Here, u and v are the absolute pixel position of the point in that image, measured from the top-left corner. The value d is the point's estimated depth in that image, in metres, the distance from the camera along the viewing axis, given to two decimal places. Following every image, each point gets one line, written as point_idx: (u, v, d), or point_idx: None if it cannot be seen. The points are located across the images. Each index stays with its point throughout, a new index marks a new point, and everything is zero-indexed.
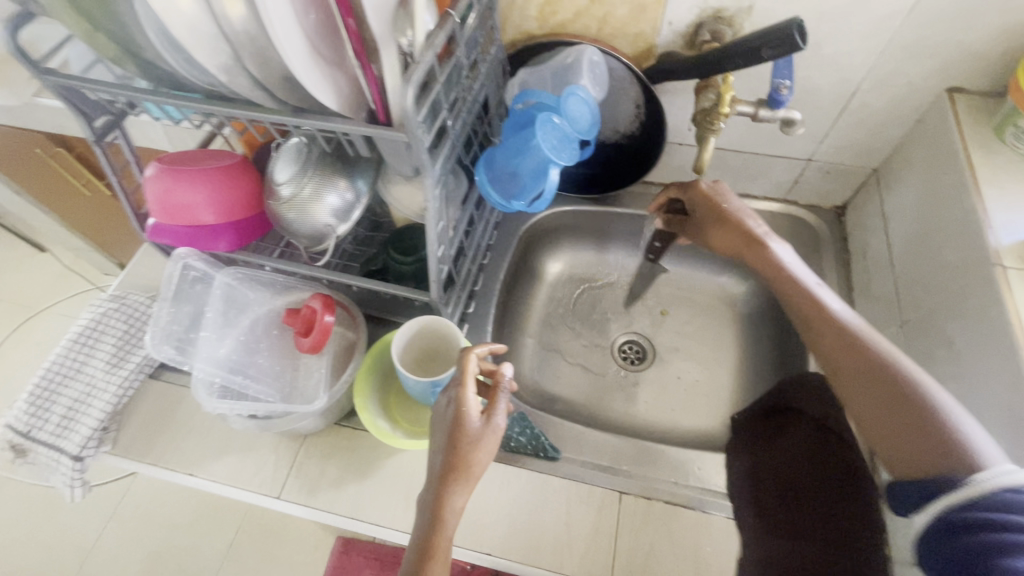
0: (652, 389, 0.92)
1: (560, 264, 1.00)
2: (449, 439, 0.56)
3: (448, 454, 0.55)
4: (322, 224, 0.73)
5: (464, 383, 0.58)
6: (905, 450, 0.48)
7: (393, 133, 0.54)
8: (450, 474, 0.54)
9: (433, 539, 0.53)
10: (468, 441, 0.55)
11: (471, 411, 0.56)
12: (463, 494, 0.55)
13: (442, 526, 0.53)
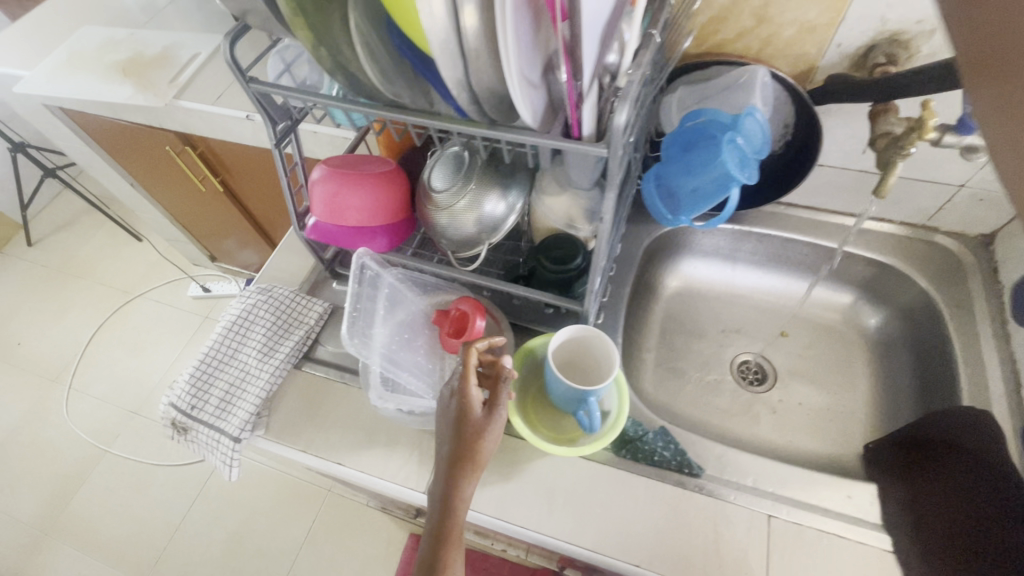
0: (775, 410, 0.91)
1: (678, 281, 1.01)
2: (456, 432, 0.62)
3: (457, 444, 0.61)
4: (473, 231, 0.76)
5: (470, 376, 0.62)
6: None
7: (588, 148, 0.55)
8: (459, 463, 0.61)
9: (450, 523, 0.61)
10: (474, 433, 0.61)
11: (474, 403, 0.62)
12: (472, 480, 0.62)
13: (453, 509, 0.61)
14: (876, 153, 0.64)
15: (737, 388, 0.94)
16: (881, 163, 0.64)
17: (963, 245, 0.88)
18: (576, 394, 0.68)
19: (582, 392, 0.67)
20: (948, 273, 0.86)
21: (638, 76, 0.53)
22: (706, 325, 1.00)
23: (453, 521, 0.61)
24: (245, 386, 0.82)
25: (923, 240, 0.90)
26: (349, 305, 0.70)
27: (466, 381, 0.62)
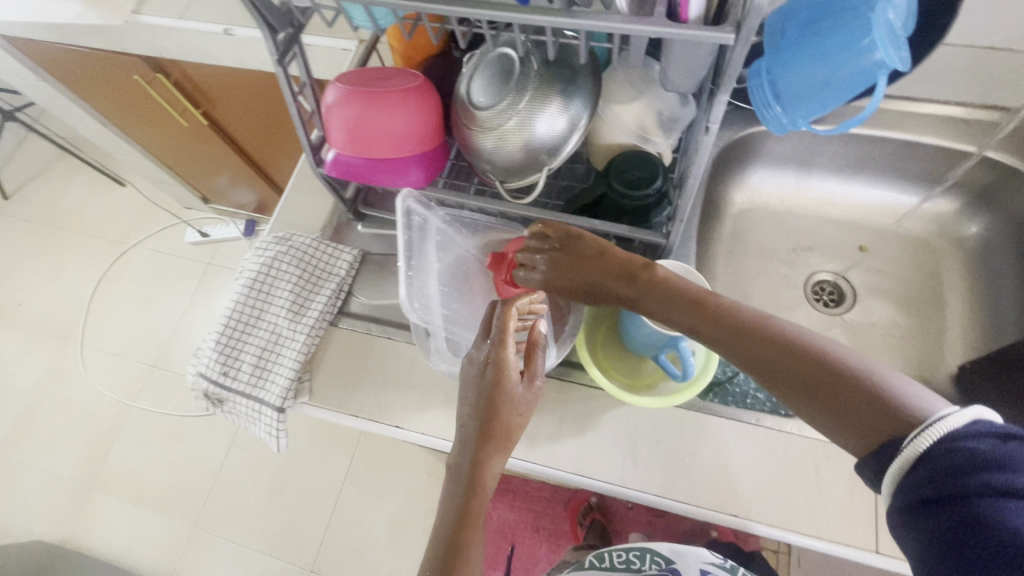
0: (856, 333, 0.83)
1: (744, 198, 0.89)
2: (485, 401, 0.54)
3: (487, 417, 0.54)
4: (528, 155, 0.63)
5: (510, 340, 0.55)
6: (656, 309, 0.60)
7: (703, 36, 0.42)
8: (484, 438, 0.54)
9: (474, 506, 0.53)
10: (507, 406, 0.54)
11: (511, 370, 0.54)
12: (500, 459, 0.55)
13: (480, 492, 0.53)
14: None
15: (813, 312, 0.85)
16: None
17: None
18: (666, 340, 0.60)
19: (672, 337, 0.59)
20: None
21: None
22: (776, 244, 0.89)
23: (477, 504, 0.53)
24: (280, 351, 0.73)
25: None
26: (403, 258, 0.63)
27: (507, 347, 0.55)
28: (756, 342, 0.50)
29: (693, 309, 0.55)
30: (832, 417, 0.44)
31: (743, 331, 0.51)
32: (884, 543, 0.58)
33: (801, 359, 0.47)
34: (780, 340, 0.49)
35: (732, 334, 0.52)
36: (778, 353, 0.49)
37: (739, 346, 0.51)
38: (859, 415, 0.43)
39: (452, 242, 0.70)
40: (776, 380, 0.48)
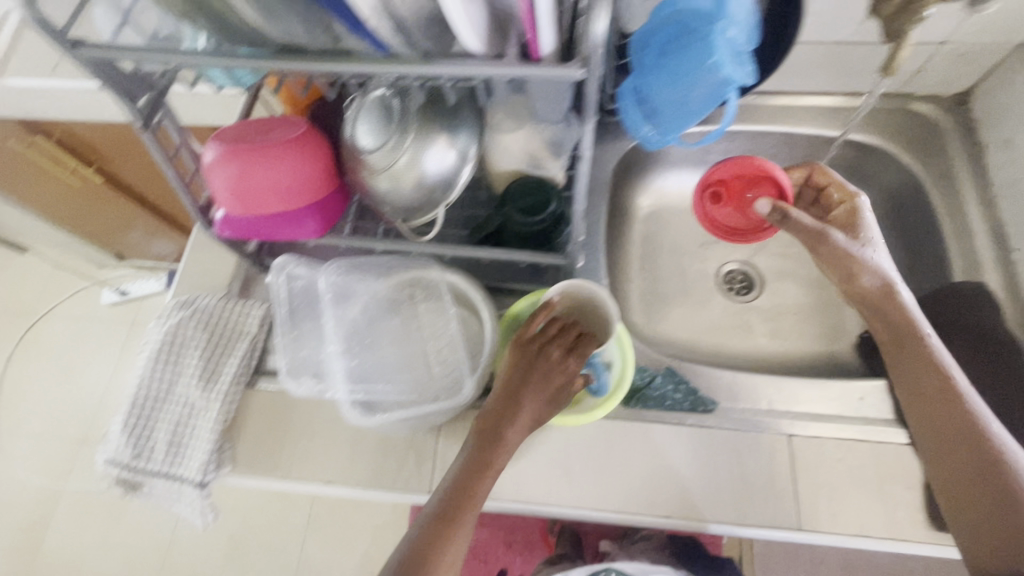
0: (767, 317, 0.88)
1: (650, 200, 0.93)
2: (501, 412, 0.59)
3: (541, 415, 0.61)
4: (424, 192, 0.63)
5: (559, 343, 0.62)
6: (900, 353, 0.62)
7: (556, 72, 0.43)
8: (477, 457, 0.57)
9: (450, 531, 0.54)
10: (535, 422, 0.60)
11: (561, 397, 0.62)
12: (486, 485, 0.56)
13: (461, 513, 0.54)
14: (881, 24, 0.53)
15: (727, 301, 0.89)
16: (890, 32, 0.52)
17: (938, 109, 0.83)
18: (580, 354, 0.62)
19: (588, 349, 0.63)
20: (927, 142, 0.82)
21: None
22: (686, 241, 0.93)
23: (456, 524, 0.54)
24: (194, 423, 0.70)
25: (900, 108, 0.83)
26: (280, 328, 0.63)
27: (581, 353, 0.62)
28: (956, 414, 0.57)
29: (915, 363, 0.60)
30: (951, 505, 0.55)
31: (940, 400, 0.58)
32: (805, 519, 0.62)
33: (981, 439, 0.55)
34: (983, 429, 0.55)
35: (956, 419, 0.56)
36: (969, 445, 0.55)
37: (944, 425, 0.57)
38: (988, 531, 0.52)
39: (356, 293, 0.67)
40: (941, 459, 0.57)
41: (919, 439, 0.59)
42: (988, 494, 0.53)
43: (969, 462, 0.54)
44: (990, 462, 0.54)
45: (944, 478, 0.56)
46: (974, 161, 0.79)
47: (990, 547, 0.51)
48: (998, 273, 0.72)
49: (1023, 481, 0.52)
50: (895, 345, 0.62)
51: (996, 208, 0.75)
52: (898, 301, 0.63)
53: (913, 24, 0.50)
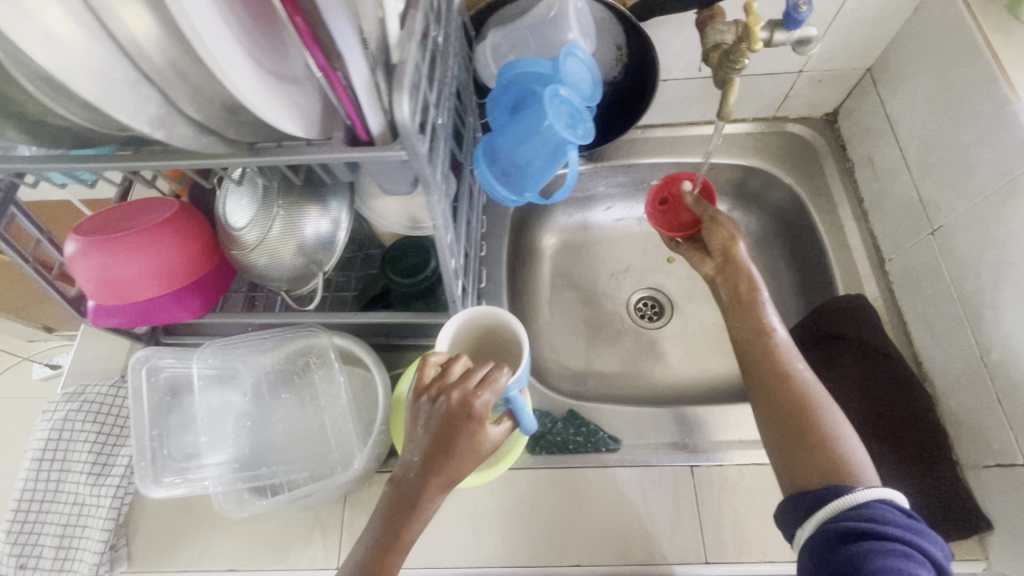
0: (678, 341, 0.90)
1: (556, 237, 0.94)
2: (415, 478, 0.49)
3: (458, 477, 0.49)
4: (300, 263, 0.63)
5: (459, 385, 0.48)
6: (742, 308, 0.63)
7: (383, 152, 0.43)
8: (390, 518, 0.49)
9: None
10: (459, 470, 0.48)
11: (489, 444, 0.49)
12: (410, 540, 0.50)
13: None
14: (711, 73, 0.55)
15: (639, 330, 0.91)
16: (719, 81, 0.54)
17: (811, 130, 0.87)
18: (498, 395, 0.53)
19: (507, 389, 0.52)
20: (804, 161, 0.86)
21: (411, 52, 0.40)
22: (596, 274, 0.94)
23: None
24: (85, 523, 0.66)
25: (777, 131, 0.88)
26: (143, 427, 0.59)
27: (489, 390, 0.48)
28: (778, 369, 0.58)
29: (750, 321, 0.62)
30: (777, 442, 0.55)
31: (767, 364, 0.59)
32: (710, 549, 0.63)
33: (802, 402, 0.56)
34: (798, 376, 0.57)
35: (771, 355, 0.59)
36: (780, 378, 0.57)
37: (764, 365, 0.59)
38: (802, 457, 0.53)
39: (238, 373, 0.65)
40: (766, 402, 0.57)
41: (748, 381, 0.60)
42: (802, 419, 0.55)
43: (789, 392, 0.56)
44: (806, 397, 0.56)
45: (762, 416, 0.57)
46: (847, 177, 0.83)
47: (798, 474, 0.53)
48: (875, 284, 0.75)
49: (833, 418, 0.54)
50: (730, 302, 0.66)
51: (870, 220, 0.79)
52: (740, 270, 0.66)
53: (735, 73, 0.52)
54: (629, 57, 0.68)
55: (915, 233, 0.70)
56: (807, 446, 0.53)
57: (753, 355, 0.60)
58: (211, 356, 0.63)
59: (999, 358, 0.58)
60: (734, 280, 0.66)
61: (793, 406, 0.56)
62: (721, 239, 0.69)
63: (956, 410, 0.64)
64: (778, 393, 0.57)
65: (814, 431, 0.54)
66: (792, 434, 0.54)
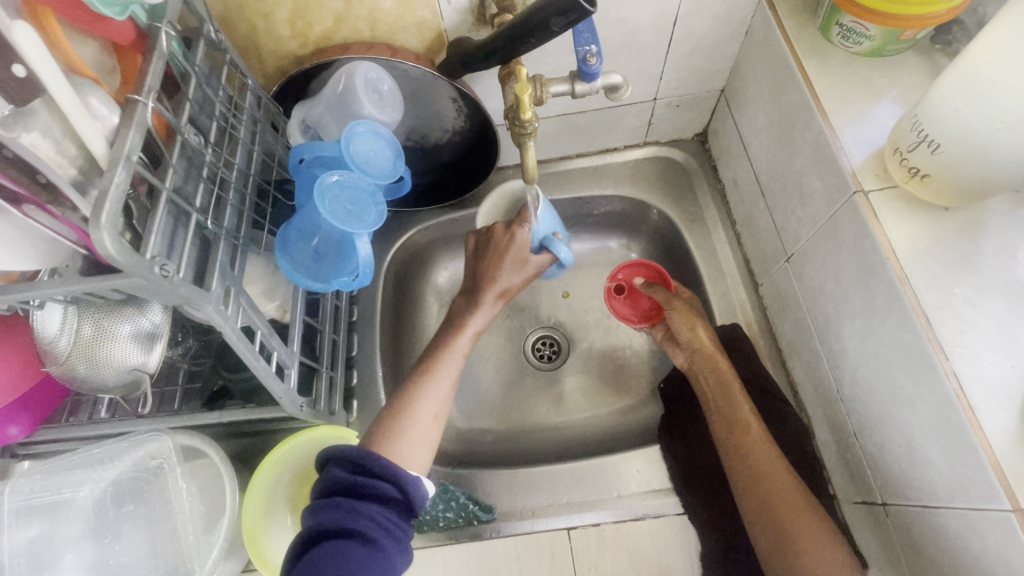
0: (577, 384, 0.82)
1: (443, 288, 0.88)
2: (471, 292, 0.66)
3: (508, 286, 0.66)
4: (125, 369, 0.57)
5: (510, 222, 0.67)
6: (721, 401, 0.62)
7: (120, 282, 0.39)
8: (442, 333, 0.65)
9: (426, 386, 0.60)
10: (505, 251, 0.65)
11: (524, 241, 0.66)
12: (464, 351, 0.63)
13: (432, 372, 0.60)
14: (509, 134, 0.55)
15: (536, 376, 0.83)
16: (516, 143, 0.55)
17: (684, 153, 0.85)
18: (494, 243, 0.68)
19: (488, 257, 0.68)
20: (679, 186, 0.83)
21: (122, 176, 0.37)
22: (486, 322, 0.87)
23: (432, 379, 0.60)
24: None
25: (650, 157, 0.85)
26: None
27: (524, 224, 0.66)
28: (767, 473, 0.56)
29: (731, 420, 0.61)
30: (767, 549, 0.53)
31: (756, 467, 0.57)
32: None
33: (793, 508, 0.53)
34: (788, 480, 0.55)
35: (762, 458, 0.57)
36: (772, 484, 0.55)
37: (751, 467, 0.57)
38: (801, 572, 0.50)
39: (68, 495, 0.61)
40: (756, 506, 0.55)
41: (738, 486, 0.57)
42: (792, 525, 0.52)
43: (777, 497, 0.54)
44: (796, 500, 0.54)
45: (753, 521, 0.55)
46: (721, 199, 0.81)
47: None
48: (750, 311, 0.73)
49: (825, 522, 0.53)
50: (713, 394, 0.63)
51: (743, 244, 0.77)
52: (712, 361, 0.65)
53: (527, 138, 0.53)
54: (467, 107, 0.65)
55: (774, 259, 0.68)
56: (803, 557, 0.51)
57: (739, 455, 0.58)
58: (27, 486, 0.60)
59: (851, 392, 0.56)
60: (709, 371, 0.65)
61: (786, 513, 0.53)
62: (684, 325, 0.68)
63: (825, 441, 0.62)
64: (771, 499, 0.54)
65: (809, 541, 0.51)
66: (789, 544, 0.52)
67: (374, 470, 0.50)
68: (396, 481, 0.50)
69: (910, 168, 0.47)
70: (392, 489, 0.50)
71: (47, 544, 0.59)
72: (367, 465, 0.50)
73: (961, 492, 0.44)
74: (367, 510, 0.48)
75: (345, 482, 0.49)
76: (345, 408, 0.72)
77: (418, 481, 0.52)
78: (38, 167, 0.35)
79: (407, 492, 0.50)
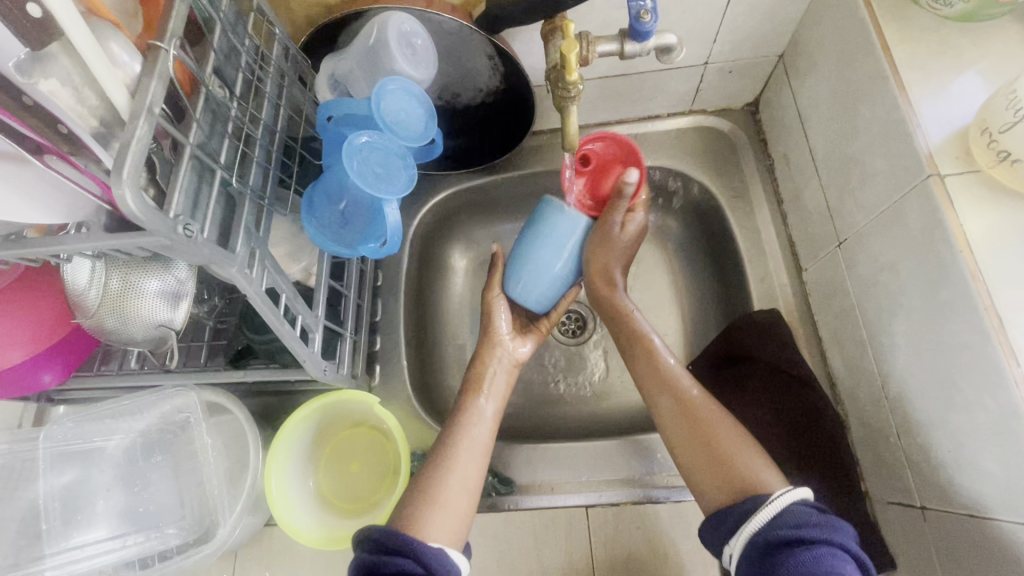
0: (602, 361, 0.80)
1: (468, 257, 0.86)
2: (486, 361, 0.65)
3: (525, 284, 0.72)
4: (150, 324, 0.57)
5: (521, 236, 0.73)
6: (619, 313, 0.64)
7: (140, 238, 0.38)
8: (461, 408, 0.62)
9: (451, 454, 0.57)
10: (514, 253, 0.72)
11: None
12: (486, 430, 0.60)
13: (450, 448, 0.57)
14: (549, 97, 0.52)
15: (559, 350, 0.81)
16: (557, 107, 0.51)
17: (732, 124, 0.79)
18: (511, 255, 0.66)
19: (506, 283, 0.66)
20: (723, 159, 0.78)
21: (144, 129, 0.35)
22: None
23: (456, 445, 0.58)
24: None
25: (693, 128, 0.80)
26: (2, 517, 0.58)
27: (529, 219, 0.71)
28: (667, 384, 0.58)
29: (633, 338, 0.62)
30: (686, 464, 0.54)
31: (657, 379, 0.58)
32: None
33: (704, 422, 0.55)
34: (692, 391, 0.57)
35: (658, 375, 0.58)
36: (683, 408, 0.56)
37: (656, 382, 0.58)
38: (712, 478, 0.52)
39: (100, 443, 0.63)
40: (665, 416, 0.57)
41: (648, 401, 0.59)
42: (704, 436, 0.54)
43: (686, 420, 0.55)
44: (709, 414, 0.55)
45: (677, 452, 0.55)
46: (768, 176, 0.75)
47: (710, 495, 0.52)
48: (791, 298, 0.69)
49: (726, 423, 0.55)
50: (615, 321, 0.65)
51: (789, 225, 0.72)
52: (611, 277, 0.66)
53: (569, 102, 0.50)
54: (504, 65, 0.61)
55: (824, 243, 0.63)
56: (713, 462, 0.52)
57: (642, 368, 0.60)
58: (62, 432, 0.61)
59: (897, 389, 0.53)
60: (613, 313, 0.64)
61: (696, 426, 0.55)
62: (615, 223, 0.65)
63: (862, 438, 0.59)
64: (679, 415, 0.56)
65: (717, 447, 0.53)
66: (696, 450, 0.54)
67: (395, 547, 0.47)
68: (419, 557, 0.47)
69: (998, 151, 0.42)
70: (415, 566, 0.47)
71: (83, 489, 0.61)
72: (389, 543, 0.48)
73: (1016, 506, 0.41)
74: None
75: (368, 562, 0.47)
76: (368, 374, 0.72)
77: (438, 550, 0.49)
78: (58, 117, 0.34)
79: (429, 566, 0.47)
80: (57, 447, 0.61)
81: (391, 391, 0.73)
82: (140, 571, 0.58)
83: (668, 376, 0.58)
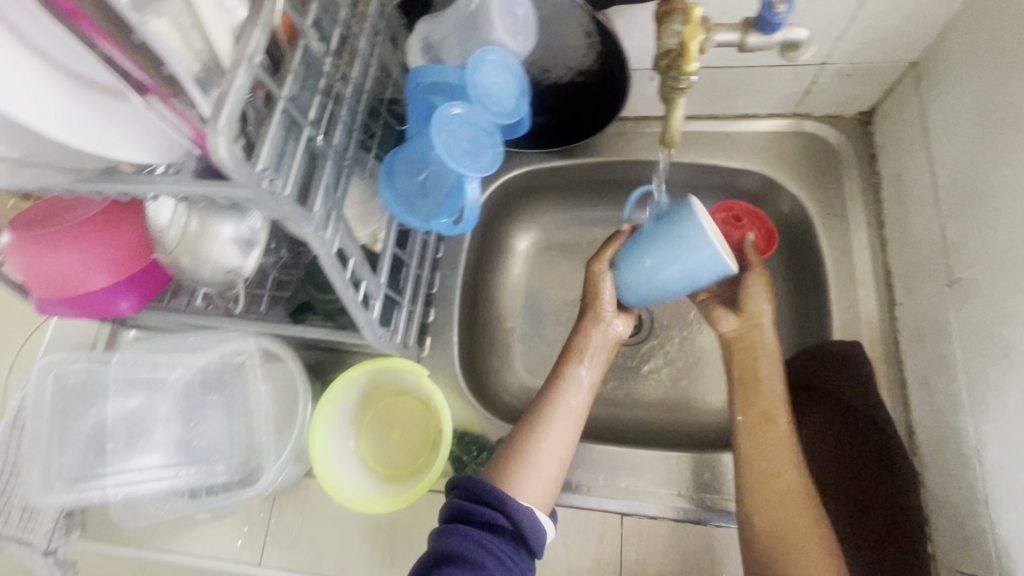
0: (655, 366, 0.77)
1: (530, 239, 0.84)
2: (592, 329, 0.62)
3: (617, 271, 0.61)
4: (220, 269, 0.58)
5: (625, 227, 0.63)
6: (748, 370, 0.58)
7: (228, 190, 0.38)
8: (557, 373, 0.60)
9: (545, 423, 0.57)
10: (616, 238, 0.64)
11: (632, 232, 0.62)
12: (581, 401, 0.59)
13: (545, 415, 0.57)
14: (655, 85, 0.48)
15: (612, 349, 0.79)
16: (664, 97, 0.48)
17: (838, 133, 0.72)
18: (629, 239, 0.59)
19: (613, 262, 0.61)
20: (821, 172, 0.71)
21: (243, 77, 0.35)
22: (569, 282, 0.82)
23: (554, 417, 0.57)
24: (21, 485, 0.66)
25: (794, 133, 0.73)
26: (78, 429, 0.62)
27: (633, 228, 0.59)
28: (770, 459, 0.54)
29: (751, 395, 0.57)
30: (756, 536, 0.52)
31: (760, 446, 0.55)
32: None
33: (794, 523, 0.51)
34: (796, 486, 0.53)
35: (771, 446, 0.54)
36: (766, 479, 0.53)
37: (766, 450, 0.54)
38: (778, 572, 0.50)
39: (163, 374, 0.66)
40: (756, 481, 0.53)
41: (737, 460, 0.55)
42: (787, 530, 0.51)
43: (779, 484, 0.52)
44: (799, 509, 0.52)
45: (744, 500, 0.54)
46: (872, 196, 0.68)
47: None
48: (877, 333, 0.63)
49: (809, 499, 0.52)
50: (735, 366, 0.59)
51: (886, 253, 0.65)
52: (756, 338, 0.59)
53: (681, 93, 0.46)
54: (603, 47, 0.57)
55: (930, 280, 0.57)
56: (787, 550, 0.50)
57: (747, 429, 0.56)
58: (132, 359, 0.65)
59: (996, 454, 0.47)
60: (741, 340, 0.60)
61: (783, 515, 0.51)
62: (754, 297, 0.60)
63: (937, 496, 0.54)
64: (771, 487, 0.52)
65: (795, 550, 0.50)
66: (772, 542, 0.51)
67: (488, 500, 0.50)
68: (508, 512, 0.50)
69: None
70: (503, 519, 0.50)
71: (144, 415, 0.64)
72: (482, 495, 0.51)
73: None
74: (480, 538, 0.48)
75: (459, 509, 0.51)
76: (418, 344, 0.72)
77: (527, 510, 0.51)
78: (162, 59, 0.33)
79: (518, 523, 0.50)
80: (125, 374, 0.65)
81: (438, 365, 0.72)
82: (190, 501, 0.61)
83: (772, 450, 0.54)
